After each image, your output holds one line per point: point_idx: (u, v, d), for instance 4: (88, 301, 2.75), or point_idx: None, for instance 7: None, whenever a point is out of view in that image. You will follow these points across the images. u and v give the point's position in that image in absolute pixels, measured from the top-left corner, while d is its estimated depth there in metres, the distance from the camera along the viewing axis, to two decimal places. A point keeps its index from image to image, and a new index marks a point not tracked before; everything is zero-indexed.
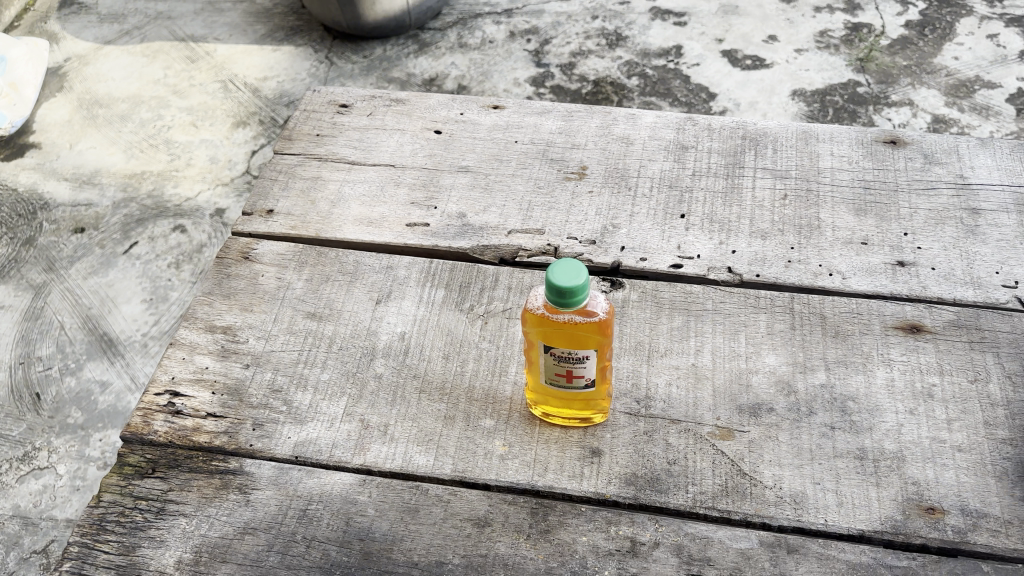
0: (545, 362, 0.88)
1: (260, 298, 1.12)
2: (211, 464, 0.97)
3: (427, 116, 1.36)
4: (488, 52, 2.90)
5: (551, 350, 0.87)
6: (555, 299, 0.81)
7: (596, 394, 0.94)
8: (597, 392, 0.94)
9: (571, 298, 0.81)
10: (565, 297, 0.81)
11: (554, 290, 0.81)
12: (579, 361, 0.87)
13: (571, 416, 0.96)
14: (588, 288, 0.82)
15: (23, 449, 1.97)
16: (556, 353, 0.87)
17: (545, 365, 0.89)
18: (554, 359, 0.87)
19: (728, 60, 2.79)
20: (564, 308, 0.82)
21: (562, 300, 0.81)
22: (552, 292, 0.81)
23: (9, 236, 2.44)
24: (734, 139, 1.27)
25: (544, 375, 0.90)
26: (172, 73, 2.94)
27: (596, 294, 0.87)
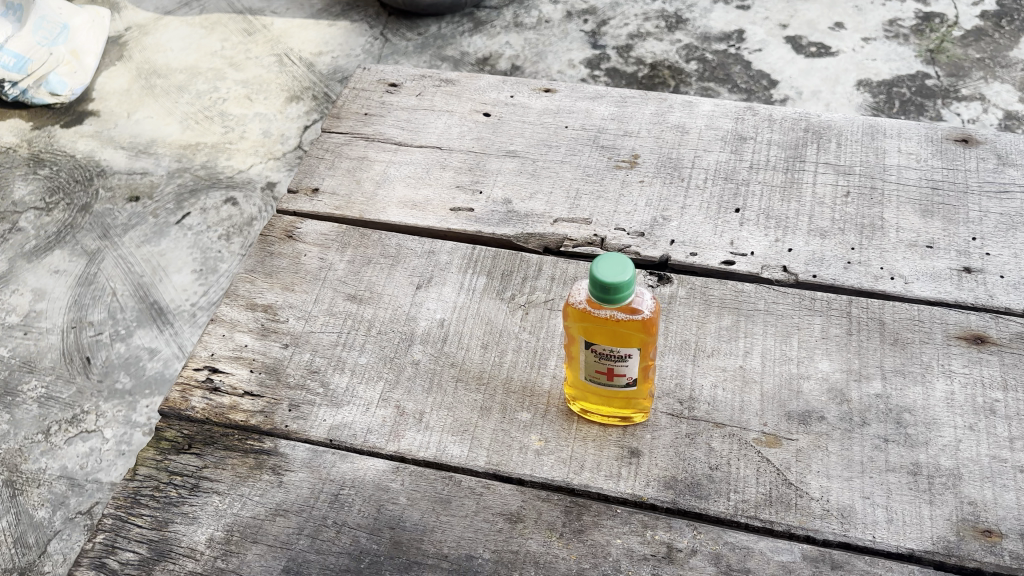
0: (585, 357, 0.85)
1: (301, 277, 1.11)
2: (246, 443, 0.97)
3: (477, 97, 1.34)
4: (544, 32, 2.86)
5: (591, 346, 0.84)
6: (597, 295, 0.78)
7: (637, 394, 0.91)
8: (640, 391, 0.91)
9: (615, 294, 0.78)
10: (609, 294, 0.78)
11: (596, 286, 0.78)
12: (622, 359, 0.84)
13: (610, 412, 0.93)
14: (633, 286, 0.78)
15: (72, 411, 2.00)
16: (598, 350, 0.84)
17: (584, 361, 0.86)
18: (595, 356, 0.85)
19: (791, 46, 2.70)
20: (605, 304, 0.79)
21: (604, 297, 0.78)
22: (595, 288, 0.78)
23: (65, 202, 2.48)
24: (796, 131, 1.21)
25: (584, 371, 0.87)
26: (228, 45, 2.95)
27: (642, 291, 0.84)
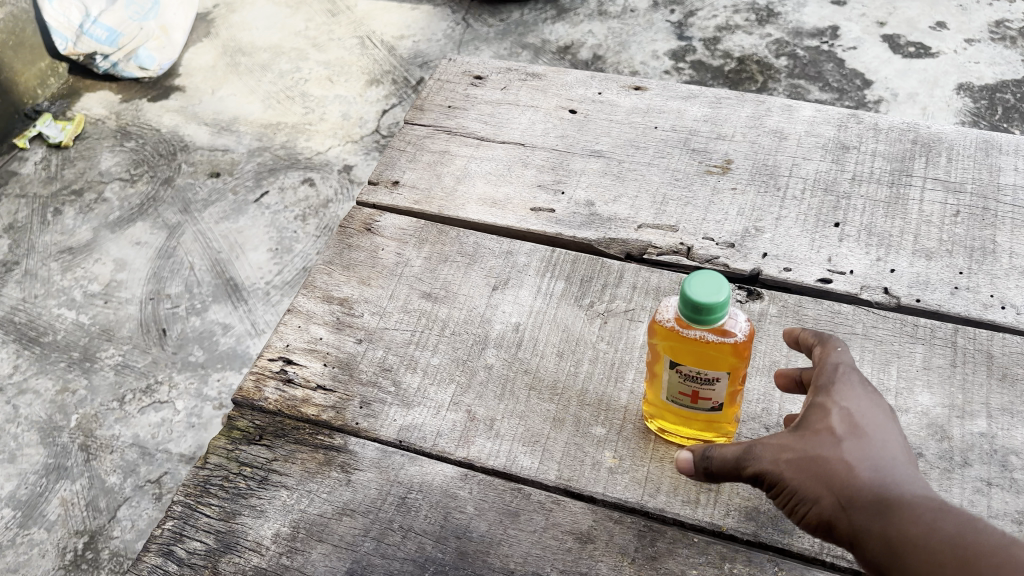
0: (671, 377, 0.81)
1: (378, 272, 1.10)
2: (316, 438, 0.96)
3: (563, 93, 1.30)
4: (628, 22, 2.79)
5: (678, 366, 0.80)
6: (687, 315, 0.74)
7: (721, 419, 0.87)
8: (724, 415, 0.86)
9: (708, 314, 0.74)
10: (700, 315, 0.74)
11: (686, 305, 0.74)
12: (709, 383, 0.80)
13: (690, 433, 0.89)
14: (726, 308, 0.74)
15: (146, 380, 2.04)
16: (685, 371, 0.80)
17: (668, 381, 0.82)
18: (681, 378, 0.80)
19: (888, 46, 2.58)
20: (695, 324, 0.75)
21: (694, 317, 0.74)
22: (687, 306, 0.74)
23: (149, 175, 2.53)
24: (903, 142, 1.14)
25: (667, 390, 0.83)
26: (313, 26, 2.97)
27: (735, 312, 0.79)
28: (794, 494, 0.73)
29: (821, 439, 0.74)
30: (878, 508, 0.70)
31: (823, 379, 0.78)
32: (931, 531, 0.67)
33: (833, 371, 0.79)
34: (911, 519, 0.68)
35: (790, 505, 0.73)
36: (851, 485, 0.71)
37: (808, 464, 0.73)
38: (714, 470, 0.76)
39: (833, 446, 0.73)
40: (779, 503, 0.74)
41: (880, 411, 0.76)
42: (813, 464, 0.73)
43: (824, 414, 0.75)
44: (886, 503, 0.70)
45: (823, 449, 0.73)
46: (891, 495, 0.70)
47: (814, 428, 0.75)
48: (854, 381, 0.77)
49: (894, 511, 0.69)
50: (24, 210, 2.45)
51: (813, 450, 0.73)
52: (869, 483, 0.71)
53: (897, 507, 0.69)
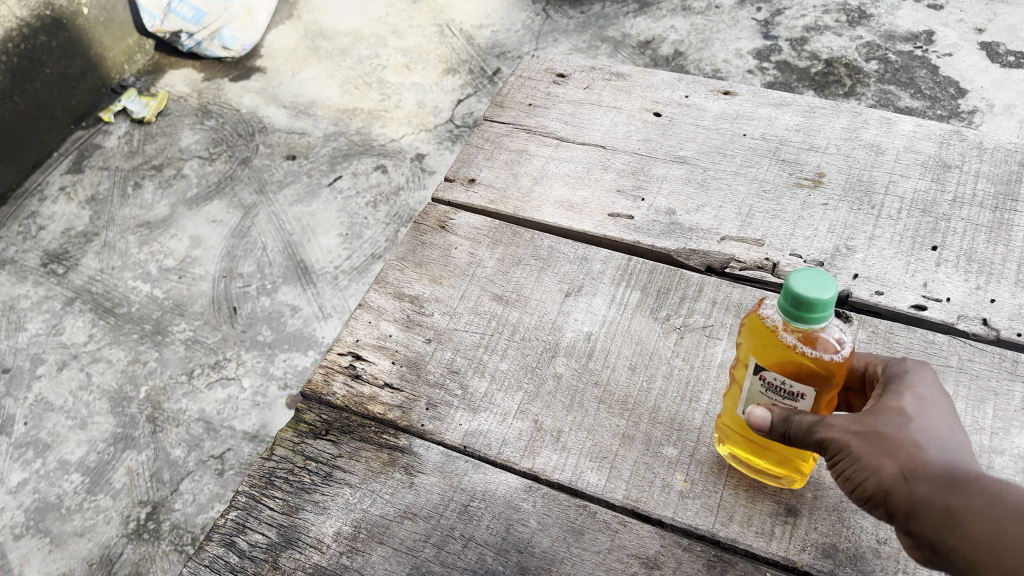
0: (752, 385, 0.79)
1: (450, 271, 1.08)
2: (381, 437, 0.95)
3: (648, 95, 1.26)
4: (712, 18, 2.72)
5: (763, 372, 0.78)
6: (787, 308, 0.71)
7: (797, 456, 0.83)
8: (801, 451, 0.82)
9: (806, 312, 0.70)
10: (802, 311, 0.70)
11: (789, 295, 0.71)
12: (790, 398, 0.77)
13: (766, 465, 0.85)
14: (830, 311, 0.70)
15: (215, 357, 2.08)
16: (769, 379, 0.77)
17: (750, 387, 0.80)
18: (763, 387, 0.78)
19: (986, 54, 2.45)
20: (795, 321, 0.71)
21: (794, 312, 0.71)
22: (787, 299, 0.71)
23: (227, 154, 2.56)
24: (1009, 164, 1.07)
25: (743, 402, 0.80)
26: (393, 12, 2.97)
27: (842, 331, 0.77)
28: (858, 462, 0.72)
29: (890, 416, 0.74)
30: (942, 485, 0.69)
31: (895, 370, 0.79)
32: (994, 509, 0.65)
33: (906, 365, 0.79)
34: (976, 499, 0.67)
35: (851, 473, 0.73)
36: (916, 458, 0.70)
37: (875, 435, 0.72)
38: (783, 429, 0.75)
39: (903, 424, 0.73)
40: (839, 476, 0.74)
41: (950, 406, 0.76)
42: (883, 439, 0.72)
43: (896, 396, 0.75)
44: (952, 482, 0.69)
45: (892, 425, 0.73)
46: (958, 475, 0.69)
47: (886, 406, 0.75)
48: (926, 374, 0.78)
49: (961, 483, 0.68)
50: (107, 183, 2.52)
51: (884, 426, 0.73)
52: (937, 461, 0.70)
53: (960, 485, 0.68)
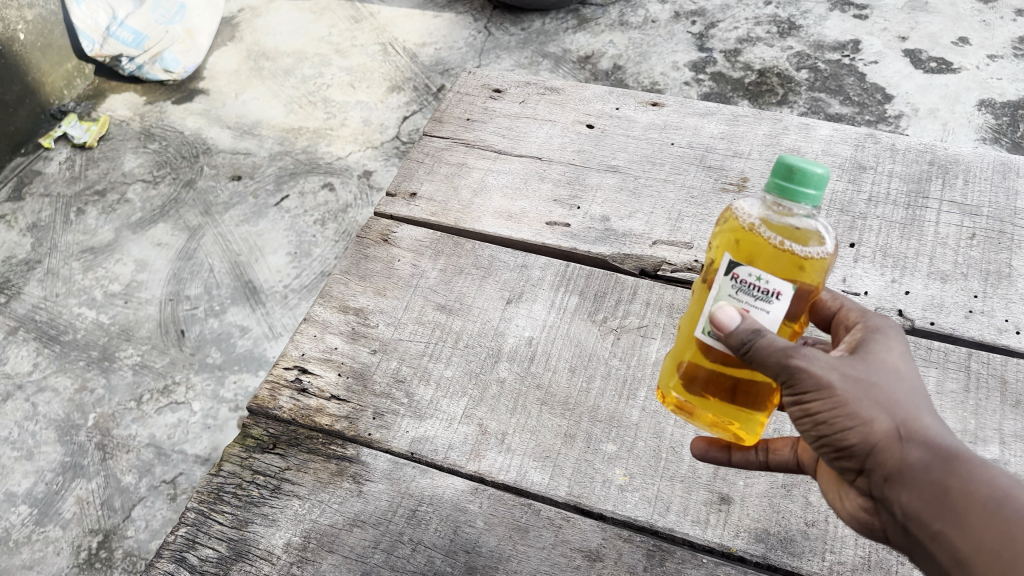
0: (722, 289, 0.76)
1: (394, 283, 1.10)
2: (328, 448, 0.96)
3: (581, 108, 1.30)
4: (648, 32, 2.79)
5: (735, 274, 0.75)
6: (773, 183, 0.74)
7: (750, 410, 0.84)
8: (755, 404, 0.84)
9: (797, 181, 0.73)
10: (789, 184, 0.73)
11: (779, 170, 0.74)
12: (764, 301, 0.74)
13: (718, 420, 0.87)
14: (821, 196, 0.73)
15: (163, 381, 2.06)
16: (741, 279, 0.74)
17: (717, 292, 0.77)
18: (733, 290, 0.75)
19: (910, 61, 2.55)
20: (784, 193, 0.73)
21: (779, 187, 0.74)
22: (779, 171, 0.73)
23: (171, 177, 2.55)
24: (920, 164, 1.14)
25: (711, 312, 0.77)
26: (336, 31, 2.99)
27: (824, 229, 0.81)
28: (842, 413, 0.69)
29: (885, 374, 0.70)
30: (934, 455, 0.66)
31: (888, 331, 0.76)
32: (990, 488, 0.63)
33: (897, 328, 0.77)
34: (970, 478, 0.64)
35: (835, 422, 0.69)
36: (907, 420, 0.67)
37: (870, 390, 0.69)
38: (753, 343, 0.71)
39: (899, 388, 0.69)
40: (821, 422, 0.70)
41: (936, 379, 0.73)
42: (878, 396, 0.69)
43: (891, 357, 0.72)
44: (945, 454, 0.66)
45: (888, 387, 0.69)
46: (950, 452, 0.66)
47: (879, 364, 0.71)
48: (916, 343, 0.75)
49: (955, 461, 0.65)
50: (48, 209, 2.49)
51: (881, 385, 0.69)
52: (931, 430, 0.67)
53: (954, 459, 0.65)
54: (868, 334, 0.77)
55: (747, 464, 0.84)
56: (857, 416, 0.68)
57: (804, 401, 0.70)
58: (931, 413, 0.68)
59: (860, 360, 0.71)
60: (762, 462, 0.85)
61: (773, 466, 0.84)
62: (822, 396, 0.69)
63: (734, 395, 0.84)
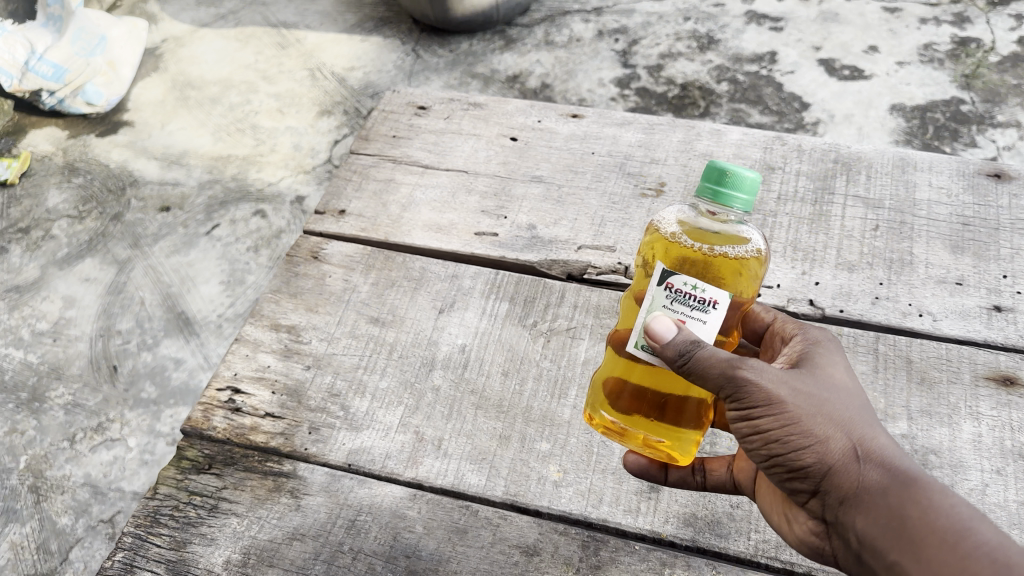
0: (656, 300, 0.83)
1: (326, 299, 1.12)
2: (265, 465, 0.97)
3: (504, 122, 1.34)
4: (575, 50, 2.77)
5: (668, 284, 0.82)
6: (703, 188, 0.83)
7: (684, 427, 0.92)
8: (688, 421, 0.92)
9: (730, 184, 0.82)
10: (720, 188, 0.82)
11: (709, 174, 0.83)
12: (698, 309, 0.81)
13: (651, 440, 0.91)
14: (752, 196, 0.83)
15: (97, 419, 1.98)
16: (676, 289, 0.82)
17: (651, 303, 0.84)
18: (667, 300, 0.82)
19: (824, 70, 2.58)
20: (719, 194, 0.82)
21: (711, 190, 0.83)
22: (714, 174, 0.83)
23: (98, 211, 2.47)
24: (825, 162, 1.20)
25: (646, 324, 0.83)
26: (262, 59, 2.95)
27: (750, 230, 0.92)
28: (799, 431, 0.75)
29: (836, 398, 0.78)
30: (886, 476, 0.73)
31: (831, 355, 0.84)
32: (937, 507, 0.69)
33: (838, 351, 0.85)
34: (922, 496, 0.70)
35: (790, 441, 0.76)
36: (860, 440, 0.74)
37: (820, 411, 0.76)
38: (690, 353, 0.78)
39: (848, 411, 0.77)
40: (777, 442, 0.77)
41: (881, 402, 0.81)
42: (826, 416, 0.76)
43: (837, 381, 0.80)
44: (896, 476, 0.72)
45: (838, 410, 0.77)
46: (900, 471, 0.73)
47: (830, 387, 0.79)
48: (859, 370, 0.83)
49: (905, 480, 0.72)
50: None
51: (828, 406, 0.77)
52: (880, 450, 0.74)
53: (908, 484, 0.72)
54: (806, 349, 0.85)
55: (683, 483, 0.89)
56: (814, 434, 0.75)
57: (760, 419, 0.77)
58: (883, 439, 0.75)
59: (814, 385, 0.78)
60: (700, 483, 0.89)
61: (711, 488, 0.89)
62: (780, 415, 0.75)
63: (668, 411, 0.93)
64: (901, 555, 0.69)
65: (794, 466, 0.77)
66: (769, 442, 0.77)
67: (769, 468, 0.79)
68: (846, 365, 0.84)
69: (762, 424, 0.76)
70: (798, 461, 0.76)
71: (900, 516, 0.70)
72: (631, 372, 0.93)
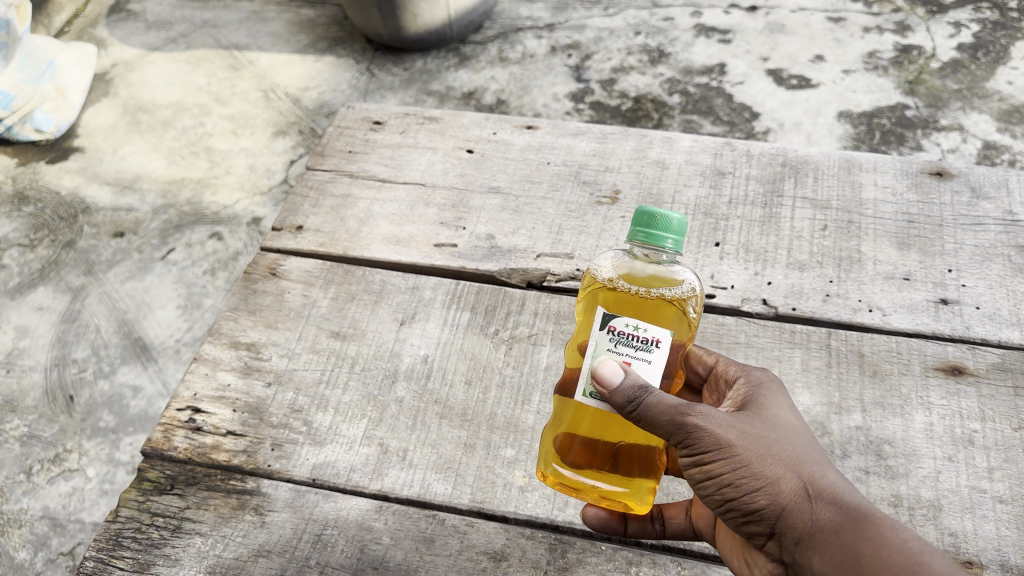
0: (599, 345, 0.85)
1: (285, 315, 1.11)
2: (228, 483, 0.96)
3: (460, 135, 1.35)
4: (528, 67, 2.79)
5: (611, 327, 0.85)
6: (635, 231, 0.90)
7: (639, 478, 0.90)
8: (640, 472, 0.91)
9: (659, 225, 0.89)
10: (650, 230, 0.89)
11: (638, 219, 0.90)
12: (643, 349, 0.84)
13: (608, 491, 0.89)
14: (680, 236, 0.90)
15: (54, 450, 1.89)
16: (618, 331, 0.85)
17: (595, 348, 0.86)
18: (611, 343, 0.85)
19: (772, 79, 2.63)
20: (650, 234, 0.89)
21: (642, 233, 0.89)
22: (644, 217, 0.89)
23: (49, 238, 2.36)
24: (773, 165, 1.23)
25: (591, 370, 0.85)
26: (215, 81, 2.86)
27: (684, 269, 0.97)
28: (751, 474, 0.78)
29: (785, 441, 0.81)
30: (838, 514, 0.75)
31: (777, 399, 0.87)
32: (889, 541, 0.71)
33: (782, 394, 0.88)
34: (874, 531, 0.72)
35: (744, 484, 0.78)
36: (810, 481, 0.77)
37: (769, 454, 0.79)
38: (640, 398, 0.80)
39: (797, 453, 0.80)
40: (731, 486, 0.79)
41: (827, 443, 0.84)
42: (776, 459, 0.79)
43: (785, 424, 0.83)
44: (847, 513, 0.75)
45: (787, 452, 0.80)
46: (849, 508, 0.75)
47: (778, 430, 0.82)
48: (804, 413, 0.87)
49: (856, 517, 0.74)
50: None
51: (777, 449, 0.80)
52: (829, 489, 0.77)
53: (859, 520, 0.74)
54: (751, 392, 0.89)
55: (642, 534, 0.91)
56: (767, 476, 0.78)
57: (712, 464, 0.79)
58: (832, 478, 0.77)
59: (763, 429, 0.81)
60: (659, 532, 0.92)
61: (670, 536, 0.91)
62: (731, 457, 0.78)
63: (622, 461, 0.92)
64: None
65: (748, 509, 0.79)
66: (723, 487, 0.79)
67: (725, 513, 0.81)
68: (792, 408, 0.87)
69: (715, 468, 0.79)
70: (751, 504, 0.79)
71: (853, 553, 0.72)
72: (579, 425, 0.93)
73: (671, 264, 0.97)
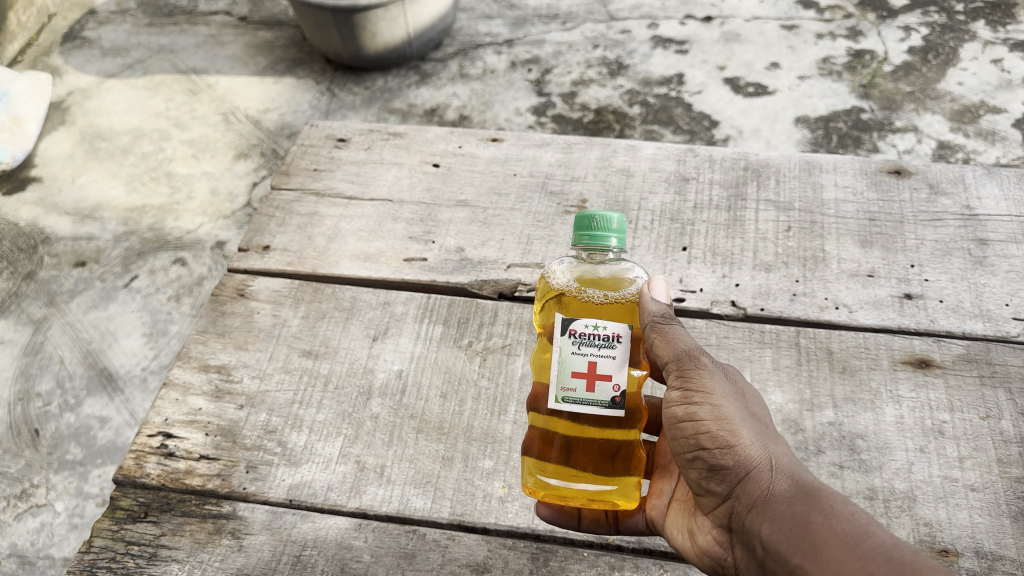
0: (564, 350, 0.89)
1: (255, 336, 1.10)
2: (203, 508, 0.95)
3: (425, 149, 1.35)
4: (489, 82, 2.80)
5: (571, 331, 0.89)
6: (578, 236, 0.93)
7: (622, 474, 0.95)
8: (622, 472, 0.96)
9: (599, 224, 0.93)
10: (592, 232, 0.93)
11: (580, 223, 0.94)
12: (606, 346, 0.88)
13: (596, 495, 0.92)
14: (622, 234, 0.93)
15: (20, 486, 1.84)
16: (579, 334, 0.89)
17: (559, 353, 0.90)
18: (574, 346, 0.89)
19: (730, 87, 2.67)
20: (589, 236, 0.93)
21: (585, 236, 0.93)
22: (583, 221, 0.94)
23: (9, 270, 2.32)
24: (736, 170, 1.25)
25: (560, 375, 0.89)
26: (173, 105, 2.84)
27: (632, 265, 1.03)
28: (727, 428, 0.83)
29: (763, 423, 0.85)
30: (797, 489, 0.77)
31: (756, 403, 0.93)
32: (841, 511, 0.72)
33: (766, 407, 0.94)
34: (826, 504, 0.74)
35: (717, 437, 0.83)
36: (778, 455, 0.81)
37: (746, 423, 0.84)
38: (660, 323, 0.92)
39: (774, 433, 0.84)
40: (705, 439, 0.84)
41: None
42: (750, 427, 0.84)
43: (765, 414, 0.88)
44: (807, 489, 0.77)
45: (764, 429, 0.84)
46: (808, 483, 0.77)
47: (760, 414, 0.87)
48: None
49: (816, 492, 0.76)
50: None
51: (755, 424, 0.85)
52: (795, 467, 0.80)
53: (815, 494, 0.76)
54: None
55: (596, 526, 0.93)
56: (739, 434, 0.83)
57: (695, 411, 0.85)
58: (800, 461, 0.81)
59: (745, 406, 0.86)
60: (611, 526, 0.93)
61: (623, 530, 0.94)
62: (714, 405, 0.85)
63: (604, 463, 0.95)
64: (803, 558, 0.72)
65: (716, 463, 0.84)
66: (699, 433, 0.85)
67: (693, 463, 0.86)
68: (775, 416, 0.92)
69: (696, 410, 0.85)
70: (719, 458, 0.83)
71: (804, 521, 0.74)
72: (557, 426, 0.96)
73: (621, 262, 1.03)
